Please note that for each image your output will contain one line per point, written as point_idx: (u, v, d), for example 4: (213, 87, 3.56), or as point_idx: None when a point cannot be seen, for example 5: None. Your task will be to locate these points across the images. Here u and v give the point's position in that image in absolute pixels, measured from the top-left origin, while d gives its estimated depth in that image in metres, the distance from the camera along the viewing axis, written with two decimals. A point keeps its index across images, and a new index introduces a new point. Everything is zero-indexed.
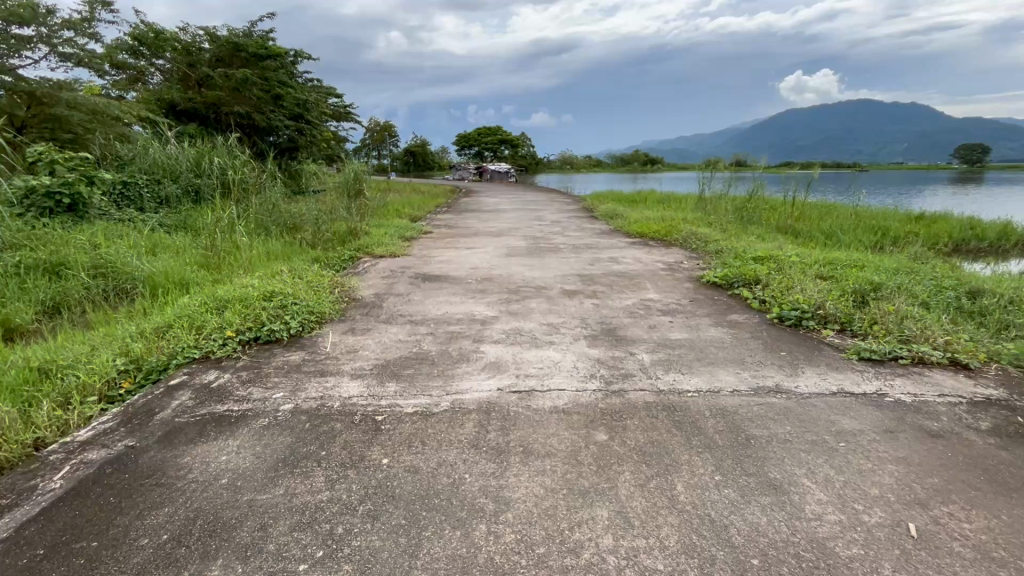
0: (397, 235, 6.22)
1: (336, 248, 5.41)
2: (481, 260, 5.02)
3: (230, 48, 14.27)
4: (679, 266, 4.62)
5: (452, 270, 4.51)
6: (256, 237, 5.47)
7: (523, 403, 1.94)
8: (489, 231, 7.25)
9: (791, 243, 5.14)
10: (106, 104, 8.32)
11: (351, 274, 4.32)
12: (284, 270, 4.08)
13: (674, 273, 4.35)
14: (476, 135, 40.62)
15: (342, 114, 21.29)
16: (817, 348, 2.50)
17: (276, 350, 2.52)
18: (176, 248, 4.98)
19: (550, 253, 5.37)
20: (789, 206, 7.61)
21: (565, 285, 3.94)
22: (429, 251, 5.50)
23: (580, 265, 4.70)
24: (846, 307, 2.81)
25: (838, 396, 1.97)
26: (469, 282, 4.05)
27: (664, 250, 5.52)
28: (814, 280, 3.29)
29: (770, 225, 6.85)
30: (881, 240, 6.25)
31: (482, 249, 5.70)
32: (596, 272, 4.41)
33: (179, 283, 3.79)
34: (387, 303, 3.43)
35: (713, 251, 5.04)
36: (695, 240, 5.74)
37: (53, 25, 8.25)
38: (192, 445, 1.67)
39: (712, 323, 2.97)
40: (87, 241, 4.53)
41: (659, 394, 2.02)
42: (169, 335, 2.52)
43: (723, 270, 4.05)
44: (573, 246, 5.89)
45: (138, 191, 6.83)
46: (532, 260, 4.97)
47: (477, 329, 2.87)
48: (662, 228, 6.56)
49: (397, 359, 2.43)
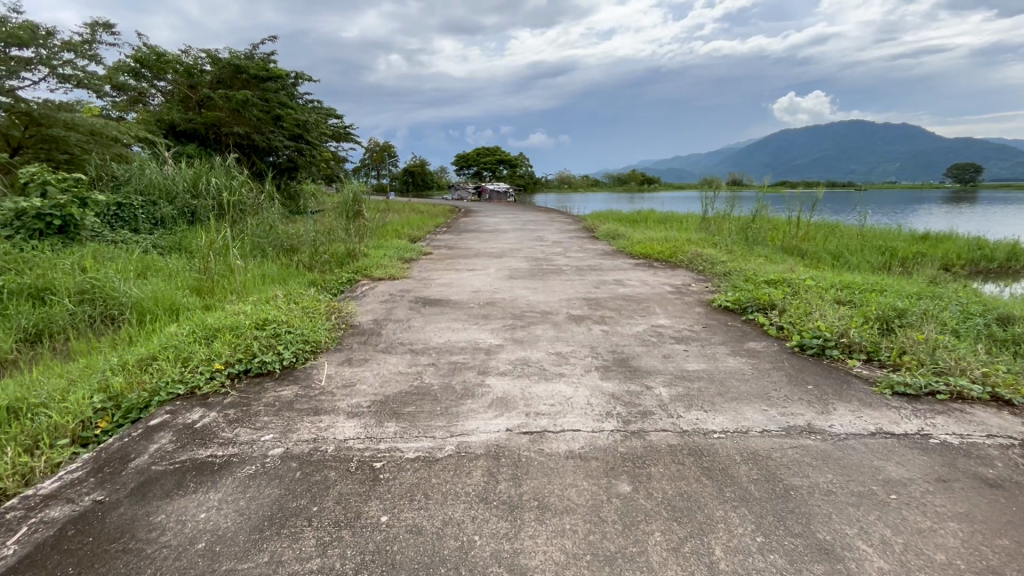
0: (397, 257, 6.11)
1: (333, 270, 5.27)
2: (483, 283, 4.89)
3: (231, 70, 14.35)
4: (687, 289, 4.49)
5: (454, 294, 4.37)
6: (252, 259, 5.34)
7: (536, 446, 1.77)
8: (490, 252, 7.14)
9: (800, 265, 5.03)
10: (104, 125, 8.23)
11: (348, 298, 4.17)
12: (279, 295, 3.93)
13: (683, 296, 4.21)
14: (475, 156, 40.99)
15: (342, 135, 21.46)
16: (845, 381, 2.34)
17: (268, 384, 2.35)
18: (168, 271, 4.84)
19: (554, 275, 5.25)
20: (793, 226, 7.53)
21: (571, 310, 3.79)
22: (430, 273, 5.38)
23: (585, 288, 4.57)
24: (872, 335, 2.67)
25: (878, 438, 1.81)
26: (471, 306, 3.91)
27: (670, 272, 5.40)
28: (833, 306, 3.15)
29: (776, 246, 6.75)
30: (890, 261, 6.14)
31: (484, 271, 5.57)
32: (602, 296, 4.27)
33: (169, 308, 3.63)
34: (386, 330, 3.27)
35: (721, 274, 4.92)
36: (701, 262, 5.62)
37: (53, 47, 8.24)
38: (168, 499, 1.49)
39: (729, 351, 2.82)
40: (75, 264, 4.39)
41: (682, 435, 1.85)
42: (152, 368, 2.36)
43: (735, 294, 3.92)
44: (577, 267, 5.76)
45: (132, 213, 6.72)
46: (535, 283, 4.84)
47: (482, 359, 2.71)
48: (667, 249, 6.46)
49: (397, 394, 2.26)
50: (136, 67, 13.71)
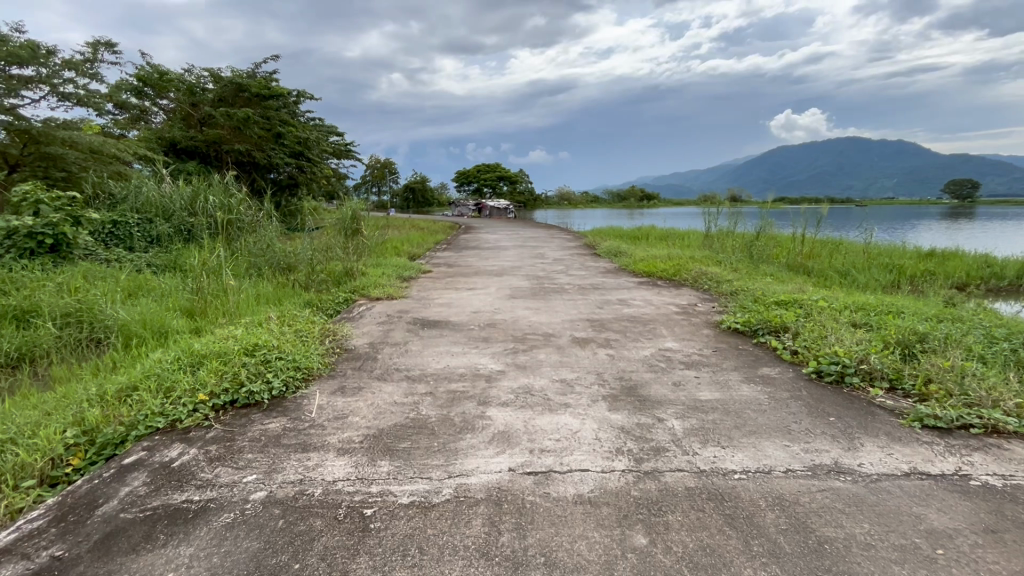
0: (395, 275, 6.00)
1: (330, 290, 5.15)
2: (484, 302, 4.77)
3: (233, 88, 14.43)
4: (694, 310, 4.36)
5: (453, 315, 4.23)
6: (247, 279, 5.23)
7: (541, 490, 1.62)
8: (490, 270, 7.03)
9: (808, 284, 4.91)
10: (102, 143, 8.20)
11: (344, 320, 4.04)
12: (273, 317, 3.80)
13: (690, 317, 4.08)
14: (475, 172, 41.27)
15: (342, 152, 21.55)
16: (870, 412, 2.20)
17: (254, 416, 2.20)
18: (161, 291, 4.72)
19: (556, 294, 5.13)
20: (798, 243, 7.43)
21: (575, 332, 3.66)
22: (429, 293, 5.26)
23: (588, 309, 4.44)
24: (894, 362, 2.53)
25: (914, 480, 1.66)
26: (471, 328, 3.78)
27: (675, 291, 5.28)
28: (848, 329, 3.02)
29: (781, 264, 6.65)
30: (898, 279, 6.03)
31: (484, 290, 5.46)
32: (607, 316, 4.14)
33: (158, 331, 3.49)
34: (382, 355, 3.13)
35: (727, 294, 4.80)
36: (706, 281, 5.51)
37: (54, 66, 8.24)
38: (134, 555, 1.34)
39: (742, 379, 2.68)
40: (64, 284, 4.28)
41: (700, 476, 1.70)
42: (132, 400, 2.21)
43: (744, 315, 3.79)
44: (579, 286, 5.64)
45: (128, 231, 6.64)
46: (537, 303, 4.71)
47: (482, 387, 2.57)
48: (670, 267, 6.35)
49: (392, 427, 2.12)
50: (138, 86, 13.78)
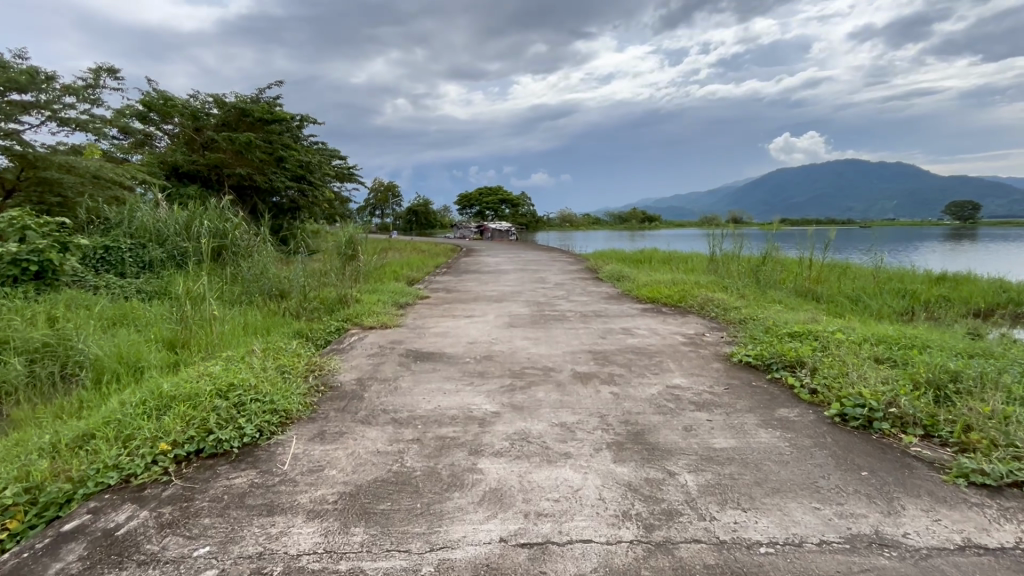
0: (391, 302, 5.82)
1: (322, 318, 4.97)
2: (481, 332, 4.57)
3: (237, 113, 14.56)
4: (701, 340, 4.15)
5: (448, 346, 4.03)
6: (237, 308, 5.05)
7: (536, 568, 1.40)
8: (489, 296, 6.84)
9: (819, 312, 4.70)
10: (99, 168, 8.15)
11: (333, 352, 3.84)
12: (257, 349, 3.60)
13: (698, 349, 3.87)
14: (477, 195, 41.56)
15: (344, 176, 21.65)
16: (906, 466, 1.97)
17: (221, 469, 1.98)
18: (145, 320, 4.55)
19: (557, 323, 4.93)
20: (805, 267, 7.25)
21: (577, 366, 3.44)
22: (426, 321, 5.08)
23: (591, 339, 4.23)
24: (927, 405, 2.31)
25: (970, 556, 1.43)
26: (467, 362, 3.57)
27: (680, 319, 5.09)
28: (872, 366, 2.80)
29: (789, 289, 6.46)
30: (912, 306, 5.81)
31: (482, 317, 5.27)
32: (610, 348, 3.93)
33: (134, 366, 3.29)
34: (369, 394, 2.91)
35: (736, 323, 4.60)
36: (713, 308, 5.32)
37: (55, 91, 8.27)
38: None
39: (760, 422, 2.44)
40: (44, 314, 4.11)
41: (720, 549, 1.47)
42: (85, 451, 2.00)
43: (756, 347, 3.57)
44: (581, 314, 5.44)
45: (119, 256, 6.50)
46: (537, 332, 4.51)
47: (475, 433, 2.34)
48: (675, 293, 6.16)
49: (372, 483, 1.90)
50: (143, 111, 13.89)
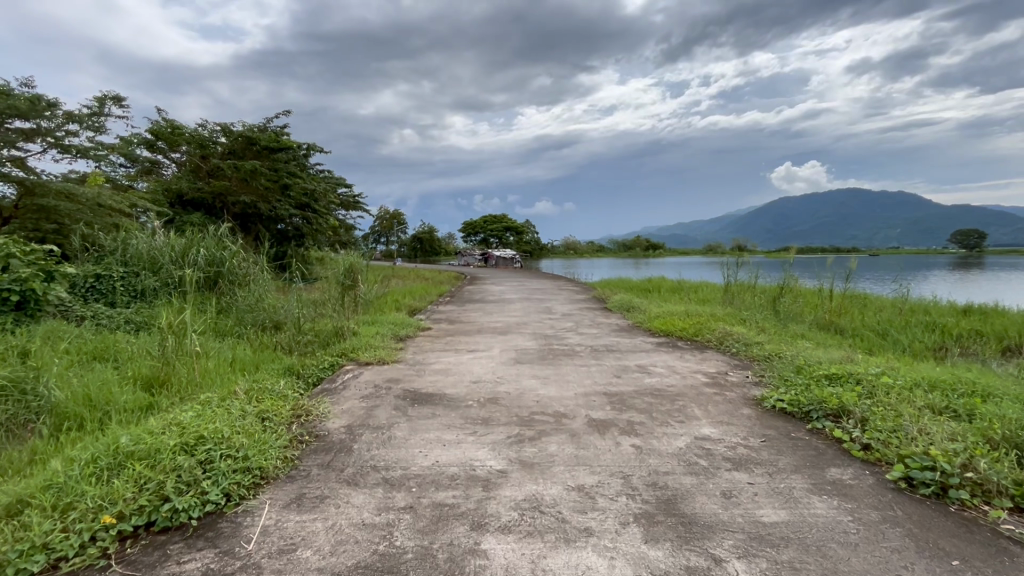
0: (389, 335, 5.51)
1: (316, 352, 4.66)
2: (485, 369, 4.24)
3: (244, 141, 14.65)
4: (726, 381, 3.80)
5: (449, 386, 3.70)
6: (225, 343, 4.76)
7: None
8: (493, 328, 6.53)
9: (850, 349, 4.37)
10: (98, 195, 8.02)
11: (323, 393, 3.52)
12: (240, 391, 3.28)
13: (723, 392, 3.52)
14: (482, 223, 41.71)
15: (350, 204, 21.68)
16: (1003, 552, 1.62)
17: (172, 549, 1.65)
18: (127, 354, 4.26)
19: (566, 359, 4.60)
20: (825, 298, 6.93)
21: (591, 412, 3.10)
22: (427, 356, 4.77)
23: (604, 378, 3.89)
24: (1011, 470, 1.96)
25: None
26: (469, 406, 3.23)
27: (698, 355, 4.75)
28: (932, 418, 2.45)
29: (810, 322, 6.12)
30: (944, 342, 5.45)
31: (487, 352, 4.95)
32: (626, 389, 3.59)
33: (102, 410, 2.98)
34: (359, 446, 2.58)
35: (761, 361, 4.27)
36: (733, 343, 4.99)
37: (58, 119, 8.27)
38: None
39: (811, 486, 2.09)
40: (16, 349, 3.83)
41: None
42: (13, 524, 1.68)
43: (790, 391, 3.22)
44: (591, 348, 5.10)
45: (111, 285, 6.28)
46: (546, 369, 4.18)
47: (478, 499, 2.00)
48: (690, 325, 5.84)
49: (353, 571, 1.56)
50: (150, 139, 13.97)
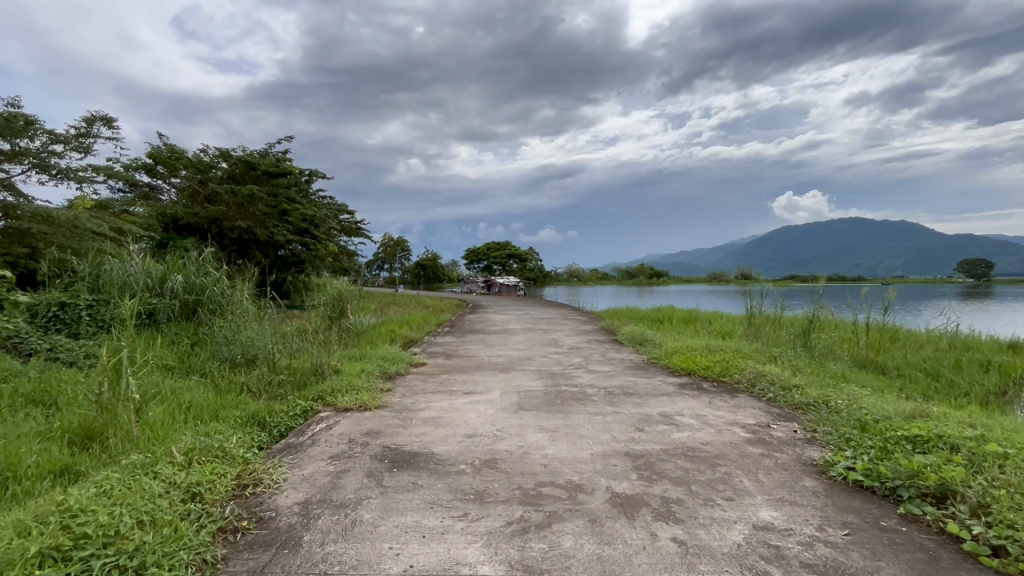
0: (375, 372, 4.90)
1: (289, 395, 4.07)
2: (483, 418, 3.61)
3: (243, 166, 14.48)
4: (770, 437, 3.16)
5: (438, 443, 3.07)
6: (187, 385, 4.17)
7: None
8: (494, 364, 5.90)
9: (911, 398, 3.74)
10: (79, 216, 7.54)
11: (284, 452, 2.91)
12: (176, 450, 2.68)
13: (771, 453, 2.89)
14: (486, 250, 41.40)
15: (352, 231, 21.43)
16: None
17: None
18: (68, 397, 3.67)
19: (578, 405, 3.97)
20: (861, 333, 6.30)
21: (614, 484, 2.47)
22: (417, 399, 4.15)
23: (625, 433, 3.25)
24: None
25: None
26: (462, 473, 2.61)
27: (729, 401, 4.12)
28: None
29: (848, 359, 5.49)
30: (1008, 386, 4.80)
31: (486, 395, 4.32)
32: (653, 450, 2.94)
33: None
34: (310, 537, 1.95)
35: (807, 412, 3.64)
36: (768, 386, 4.37)
37: (40, 138, 7.96)
38: None
39: None
40: None
41: None
42: None
43: (861, 456, 2.59)
44: (605, 391, 4.46)
45: (76, 314, 5.73)
46: (554, 419, 3.54)
47: None
48: (714, 363, 5.24)
49: None
50: (150, 164, 13.73)
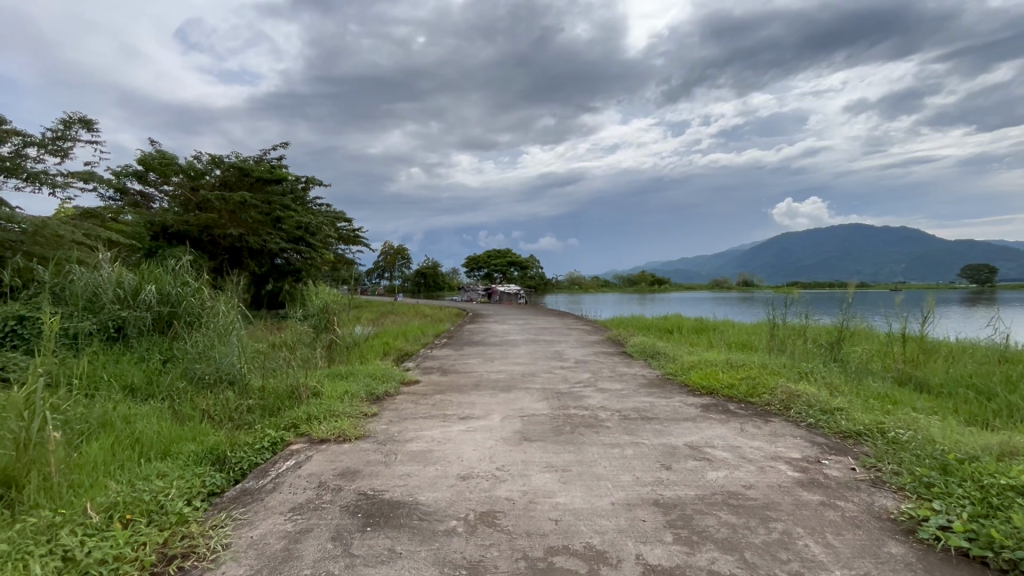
0: (360, 393, 4.36)
1: (258, 423, 3.53)
2: (480, 452, 3.08)
3: (236, 172, 14.05)
4: (825, 478, 2.63)
5: (425, 488, 2.54)
6: (142, 412, 3.63)
7: None
8: (494, 382, 5.35)
9: (981, 429, 3.20)
10: (52, 223, 7.07)
11: (237, 501, 2.39)
12: (93, 505, 2.15)
13: (833, 501, 2.36)
14: (486, 258, 40.85)
15: (350, 239, 20.93)
16: None
17: None
18: None
19: (590, 434, 3.43)
20: (897, 346, 5.75)
21: (646, 550, 1.94)
22: (406, 427, 3.61)
23: (650, 473, 2.71)
24: None
25: None
26: (452, 534, 2.07)
27: (764, 427, 3.58)
28: None
29: (886, 376, 4.95)
30: None
31: (485, 421, 3.78)
32: (687, 498, 2.40)
33: None
34: None
35: (861, 444, 3.09)
36: (806, 410, 3.83)
37: (12, 142, 7.56)
38: None
39: None
40: None
41: None
42: None
43: (958, 513, 2.06)
44: (620, 415, 3.93)
45: (35, 328, 5.21)
46: (565, 454, 3.02)
47: None
48: (738, 381, 4.71)
49: None
50: (140, 171, 13.33)
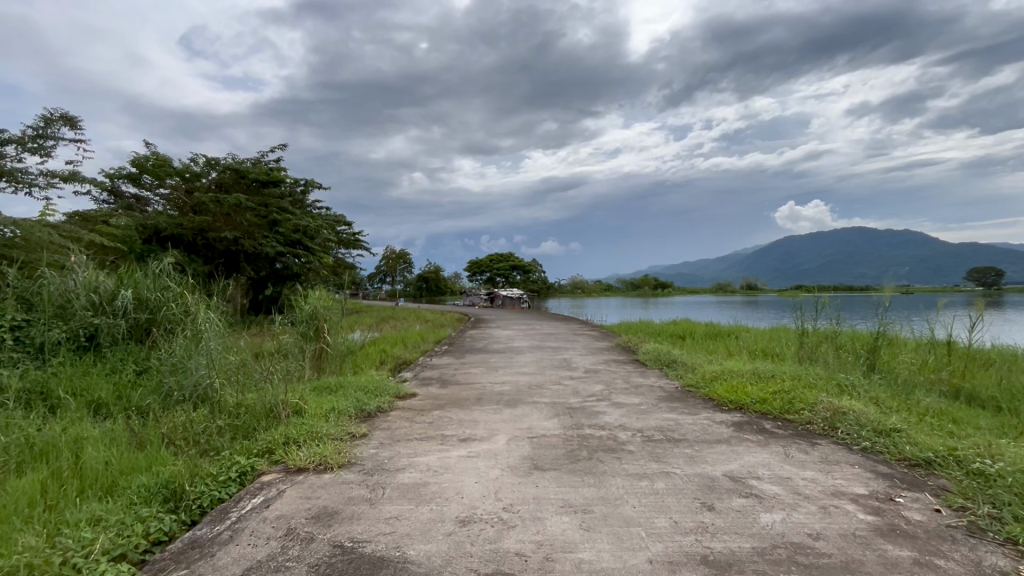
0: (347, 411, 3.87)
1: (227, 448, 3.06)
2: (483, 487, 2.59)
3: (233, 174, 13.58)
4: (909, 524, 2.13)
5: (415, 538, 2.05)
6: (98, 434, 3.19)
7: None
8: (498, 395, 4.85)
9: None
10: (28, 224, 6.65)
11: (182, 557, 1.93)
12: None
13: (926, 558, 1.87)
14: (487, 261, 40.22)
15: (348, 243, 20.42)
16: None
17: None
18: None
19: (612, 461, 2.94)
20: (941, 354, 5.23)
21: None
22: (397, 453, 3.12)
23: (691, 518, 2.22)
24: None
25: None
26: None
27: (813, 453, 3.08)
28: None
29: (934, 389, 4.45)
30: None
31: (490, 445, 3.28)
32: (742, 554, 1.91)
33: None
34: None
35: (938, 477, 2.60)
36: (858, 431, 3.33)
37: None
38: None
39: None
40: None
41: None
42: None
43: None
44: (643, 437, 3.42)
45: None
46: (585, 489, 2.53)
47: None
48: (771, 395, 4.21)
49: None
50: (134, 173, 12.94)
